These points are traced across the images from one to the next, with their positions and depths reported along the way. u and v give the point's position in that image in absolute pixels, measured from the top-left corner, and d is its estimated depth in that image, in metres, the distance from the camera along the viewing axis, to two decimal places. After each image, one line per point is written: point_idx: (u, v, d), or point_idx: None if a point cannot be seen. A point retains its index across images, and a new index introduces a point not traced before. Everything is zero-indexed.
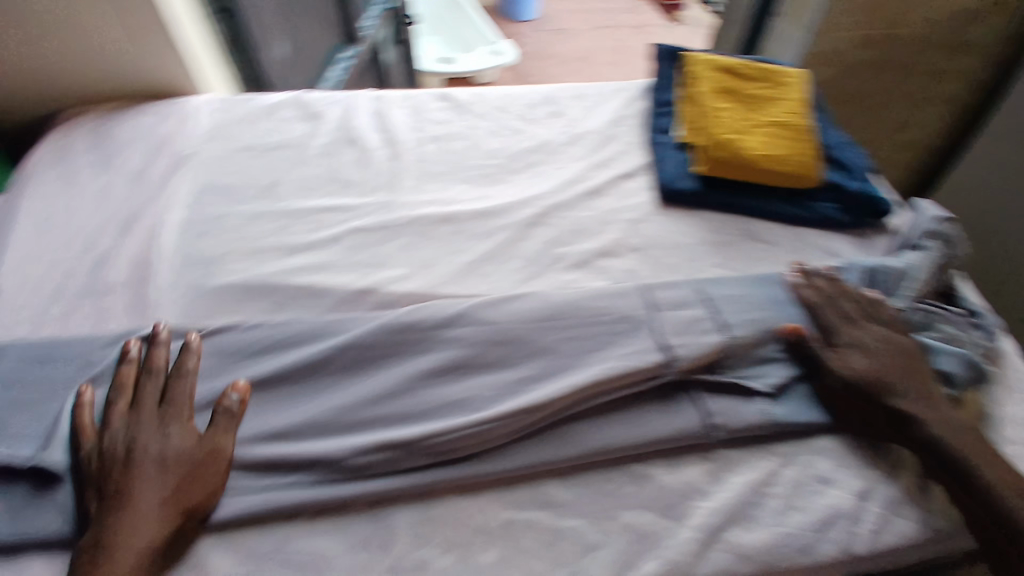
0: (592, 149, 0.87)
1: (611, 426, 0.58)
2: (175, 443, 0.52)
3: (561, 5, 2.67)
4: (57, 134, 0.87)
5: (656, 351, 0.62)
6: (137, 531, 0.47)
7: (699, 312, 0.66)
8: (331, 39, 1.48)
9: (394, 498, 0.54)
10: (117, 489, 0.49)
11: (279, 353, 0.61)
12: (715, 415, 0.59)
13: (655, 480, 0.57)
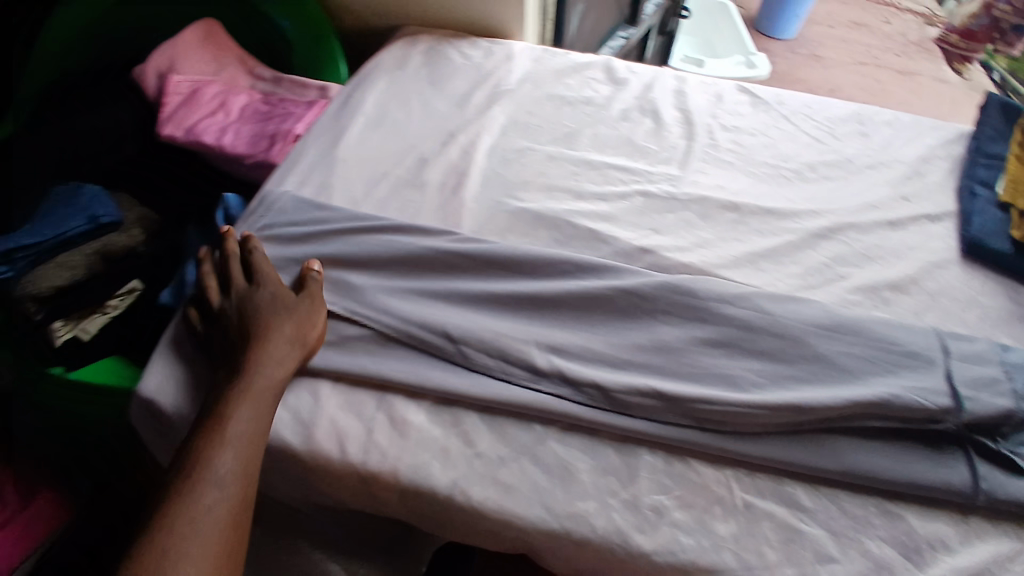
0: (894, 181, 0.83)
1: (874, 453, 0.57)
2: (282, 300, 0.61)
3: (839, 20, 2.47)
4: (397, 45, 0.99)
5: (948, 396, 0.58)
6: (274, 359, 0.57)
7: (997, 372, 0.60)
8: (615, 16, 1.51)
9: (644, 440, 0.58)
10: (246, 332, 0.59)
11: (566, 280, 0.67)
12: (982, 480, 0.55)
13: (906, 522, 0.55)
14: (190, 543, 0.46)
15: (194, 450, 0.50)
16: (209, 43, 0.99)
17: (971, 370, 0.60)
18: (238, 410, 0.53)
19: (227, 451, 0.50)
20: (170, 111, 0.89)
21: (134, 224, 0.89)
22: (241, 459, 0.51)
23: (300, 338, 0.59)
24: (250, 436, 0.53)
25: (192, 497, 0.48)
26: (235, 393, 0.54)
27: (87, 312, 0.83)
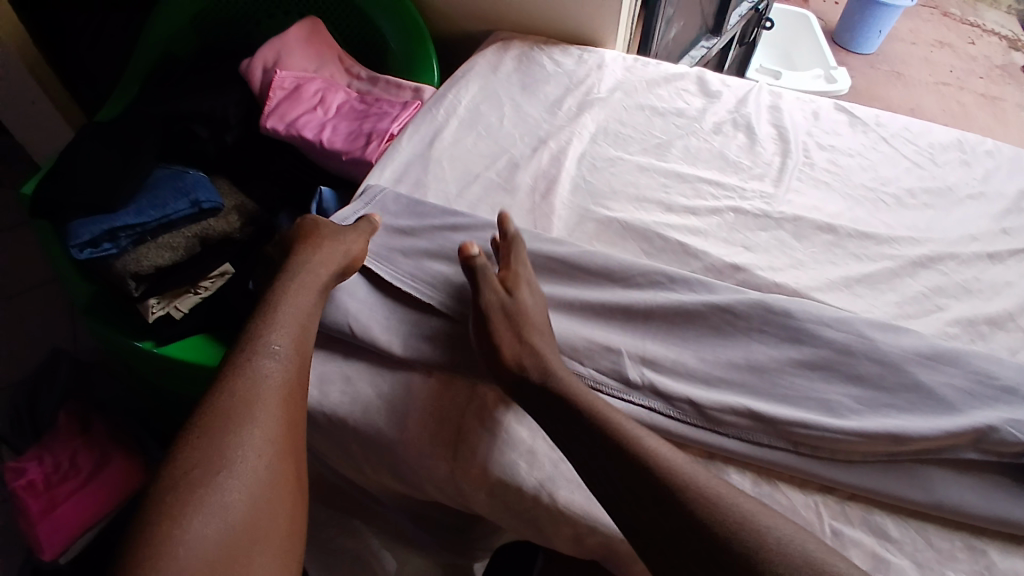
0: (996, 213, 0.80)
1: (965, 486, 0.56)
2: (324, 225, 0.68)
3: (925, 38, 2.38)
4: (491, 50, 1.01)
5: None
6: (314, 262, 0.63)
7: None
8: (699, 27, 1.50)
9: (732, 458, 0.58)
10: (300, 247, 0.66)
11: (658, 293, 0.67)
12: None
13: (988, 557, 0.54)
14: (254, 404, 0.50)
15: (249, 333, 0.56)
16: (312, 42, 1.03)
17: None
18: (285, 301, 0.60)
19: (279, 333, 0.56)
20: (274, 105, 0.93)
21: (232, 210, 0.93)
22: (292, 341, 0.56)
23: (339, 249, 0.65)
24: (298, 323, 0.58)
25: (249, 369, 0.53)
26: (286, 291, 0.61)
27: (180, 292, 0.90)
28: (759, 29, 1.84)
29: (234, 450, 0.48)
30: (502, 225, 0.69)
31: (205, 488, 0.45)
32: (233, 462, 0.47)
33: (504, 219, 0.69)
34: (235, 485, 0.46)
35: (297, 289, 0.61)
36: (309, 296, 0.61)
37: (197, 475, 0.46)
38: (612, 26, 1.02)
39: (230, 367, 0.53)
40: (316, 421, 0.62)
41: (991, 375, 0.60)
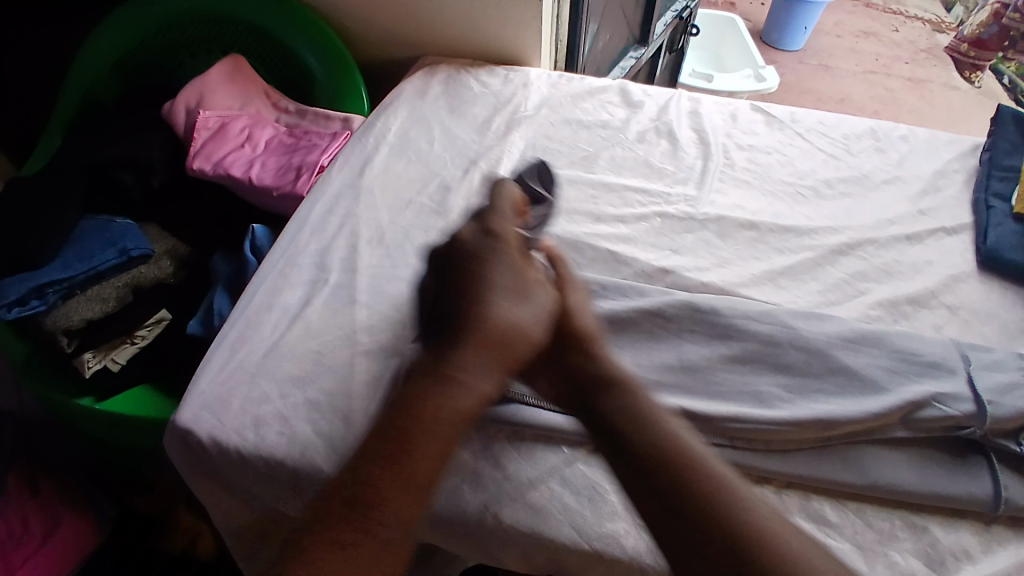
0: (910, 196, 0.84)
1: (897, 464, 0.58)
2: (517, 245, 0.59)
3: (848, 30, 2.50)
4: (417, 75, 1.02)
5: (970, 401, 0.59)
6: (505, 310, 0.53)
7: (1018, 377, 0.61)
8: (627, 38, 1.55)
9: None
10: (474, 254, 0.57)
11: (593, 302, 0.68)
12: (1005, 488, 0.57)
13: (929, 533, 0.56)
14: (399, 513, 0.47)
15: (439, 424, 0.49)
16: (235, 79, 1.02)
17: (992, 374, 0.61)
18: (467, 363, 0.50)
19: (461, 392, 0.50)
20: (199, 145, 0.92)
21: (163, 255, 0.92)
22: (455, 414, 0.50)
23: (537, 283, 0.57)
24: (477, 391, 0.50)
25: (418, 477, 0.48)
26: (466, 346, 0.51)
27: (115, 343, 0.87)
28: (686, 37, 1.91)
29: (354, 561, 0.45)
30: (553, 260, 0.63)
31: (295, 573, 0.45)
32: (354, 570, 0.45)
33: (553, 254, 0.63)
34: None
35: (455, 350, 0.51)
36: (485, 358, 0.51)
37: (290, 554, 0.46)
38: (535, 43, 1.03)
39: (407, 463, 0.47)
40: (254, 466, 0.61)
41: (912, 352, 0.63)
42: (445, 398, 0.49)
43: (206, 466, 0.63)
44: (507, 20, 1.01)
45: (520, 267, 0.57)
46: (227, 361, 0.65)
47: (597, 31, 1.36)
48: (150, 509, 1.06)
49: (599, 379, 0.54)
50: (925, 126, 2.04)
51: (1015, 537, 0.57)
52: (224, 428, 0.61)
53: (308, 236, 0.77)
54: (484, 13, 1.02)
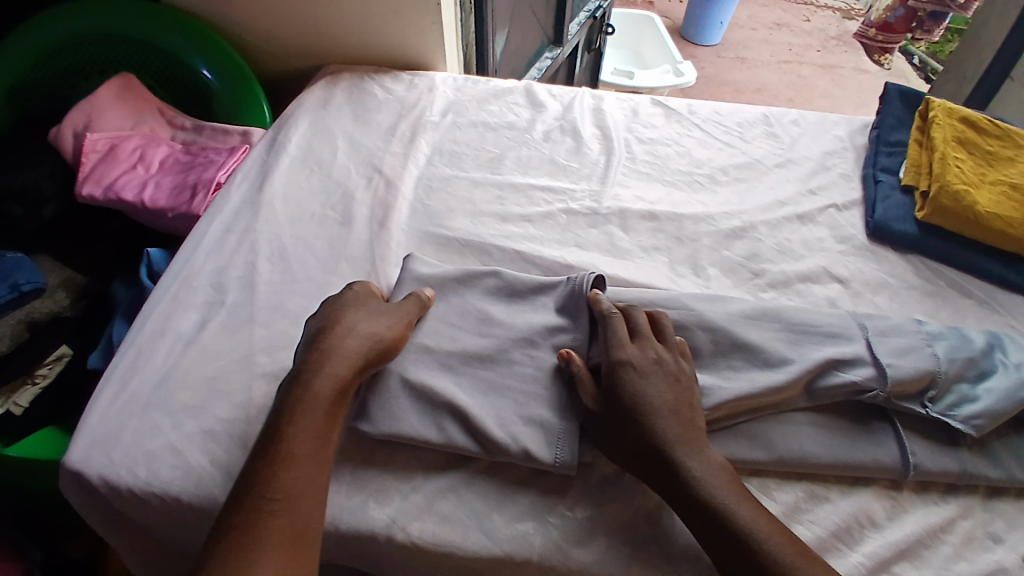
0: (802, 176, 0.87)
1: (813, 437, 0.60)
2: (356, 308, 0.62)
3: (758, 22, 2.61)
4: (319, 85, 1.00)
5: (870, 365, 0.62)
6: (330, 356, 0.57)
7: (909, 342, 0.64)
8: (541, 39, 1.56)
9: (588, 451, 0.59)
10: (324, 329, 0.60)
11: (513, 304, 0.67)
12: (912, 454, 0.60)
13: (831, 502, 0.59)
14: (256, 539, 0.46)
15: (272, 461, 0.50)
16: (126, 98, 0.98)
17: (892, 337, 0.65)
18: (298, 413, 0.53)
19: (314, 389, 0.55)
20: (88, 169, 0.87)
21: (58, 287, 0.87)
22: (302, 457, 0.51)
23: (372, 324, 0.61)
24: (309, 433, 0.52)
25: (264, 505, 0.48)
26: (298, 402, 0.54)
27: (17, 385, 0.83)
28: (603, 35, 1.95)
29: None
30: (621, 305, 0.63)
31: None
32: None
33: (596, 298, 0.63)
34: None
35: (309, 385, 0.55)
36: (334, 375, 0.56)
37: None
38: (438, 47, 1.03)
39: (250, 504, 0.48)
40: (149, 503, 0.57)
41: (805, 325, 0.65)
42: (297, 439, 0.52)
43: (103, 505, 0.60)
44: (407, 24, 1.01)
45: (368, 320, 0.61)
46: (116, 397, 0.62)
47: (508, 33, 1.37)
48: (81, 552, 1.02)
49: (716, 516, 0.50)
50: (837, 110, 2.15)
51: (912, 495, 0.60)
52: (115, 466, 0.58)
53: (201, 257, 0.74)
54: (383, 18, 1.01)
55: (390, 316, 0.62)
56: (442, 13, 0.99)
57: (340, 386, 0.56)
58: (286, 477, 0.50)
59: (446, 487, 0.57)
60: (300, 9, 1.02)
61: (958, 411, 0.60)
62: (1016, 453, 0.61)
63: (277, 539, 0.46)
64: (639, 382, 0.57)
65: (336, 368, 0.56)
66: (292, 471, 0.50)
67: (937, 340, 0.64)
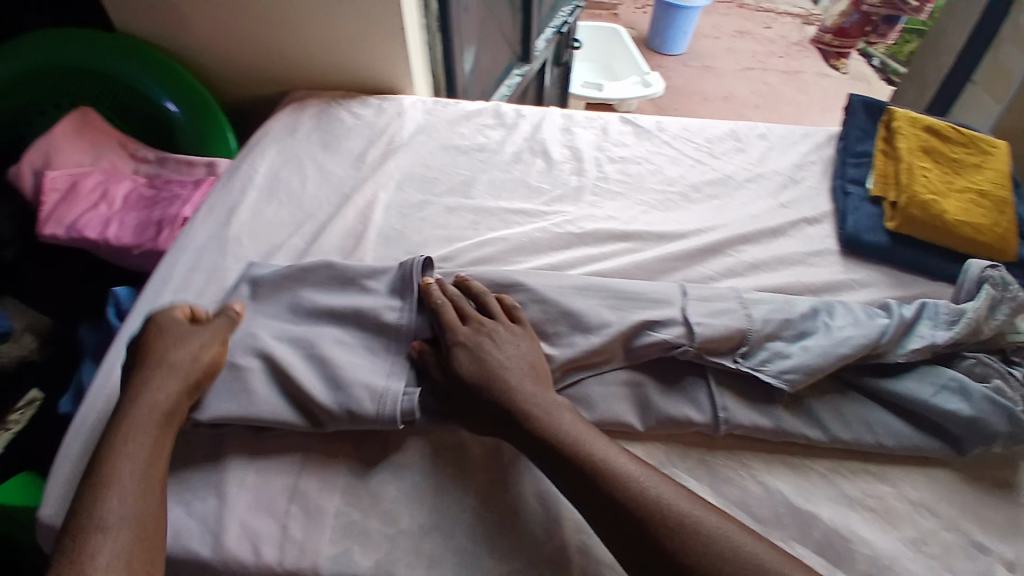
0: (773, 191, 0.89)
1: (677, 401, 0.62)
2: (168, 328, 0.59)
3: (722, 31, 2.66)
4: (286, 112, 0.98)
5: (681, 323, 0.63)
6: (148, 387, 0.55)
7: (787, 315, 0.67)
8: (510, 56, 1.57)
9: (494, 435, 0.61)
10: (145, 357, 0.57)
11: (346, 288, 0.67)
12: (785, 422, 0.63)
13: (820, 521, 0.59)
14: None
15: (86, 502, 0.47)
16: (85, 133, 0.95)
17: (770, 314, 0.66)
18: (120, 453, 0.50)
19: (138, 417, 0.53)
20: (48, 208, 0.83)
21: (23, 332, 0.85)
22: (135, 491, 0.49)
23: (187, 342, 0.58)
24: (137, 464, 0.50)
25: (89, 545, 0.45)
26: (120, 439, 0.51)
27: None
28: (570, 50, 1.97)
29: None
30: (469, 288, 0.66)
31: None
32: None
33: (466, 281, 0.67)
34: None
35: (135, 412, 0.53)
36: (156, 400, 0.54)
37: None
38: (405, 69, 1.02)
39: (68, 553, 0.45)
40: None
41: (778, 335, 0.65)
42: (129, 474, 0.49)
43: None
44: (371, 47, 1.00)
45: (173, 331, 0.59)
46: (83, 452, 0.59)
47: (476, 52, 1.37)
48: None
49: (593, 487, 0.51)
50: (802, 115, 2.20)
51: (785, 471, 0.62)
52: None
53: (167, 298, 0.71)
54: (346, 42, 0.99)
55: (209, 337, 0.59)
56: (408, 35, 0.98)
57: (171, 410, 0.54)
58: (121, 501, 0.48)
59: (431, 527, 0.56)
60: (261, 35, 1.00)
61: (770, 366, 0.63)
62: (839, 414, 0.64)
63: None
64: (483, 351, 0.59)
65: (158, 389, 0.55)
66: (125, 502, 0.48)
67: (815, 316, 0.68)
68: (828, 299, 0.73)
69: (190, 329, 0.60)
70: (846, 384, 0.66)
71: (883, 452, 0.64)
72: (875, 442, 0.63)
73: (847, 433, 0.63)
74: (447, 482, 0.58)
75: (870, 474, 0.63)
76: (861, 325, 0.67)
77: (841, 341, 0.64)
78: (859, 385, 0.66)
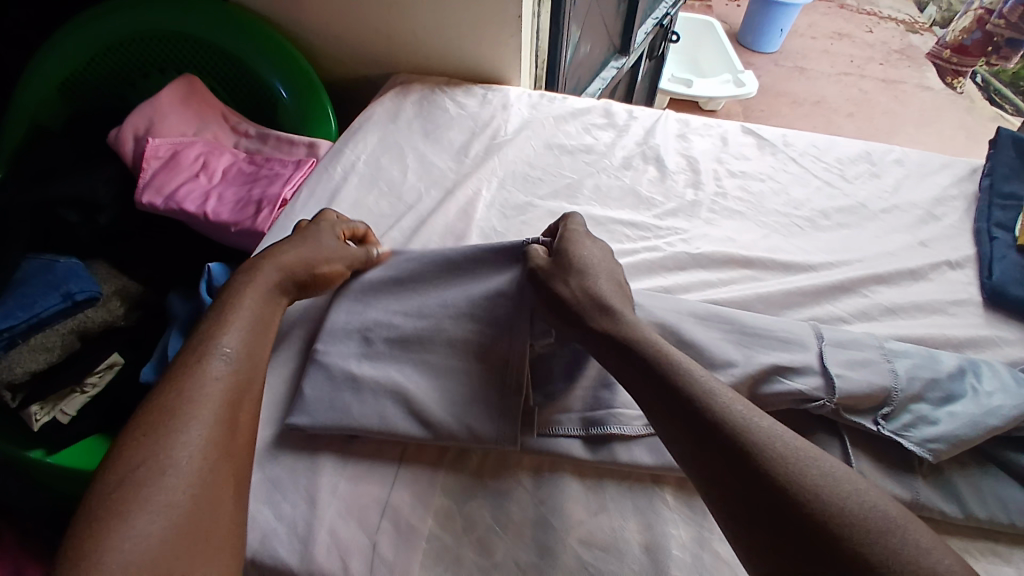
0: (910, 226, 0.81)
1: None
2: (318, 231, 0.66)
3: (822, 32, 2.48)
4: (388, 96, 0.95)
5: (817, 374, 0.58)
6: (278, 264, 0.60)
7: (938, 374, 0.60)
8: (607, 48, 1.50)
9: (600, 470, 0.58)
10: (288, 243, 0.64)
11: (459, 282, 0.65)
12: (921, 493, 0.56)
13: None
14: (181, 416, 0.46)
15: (202, 334, 0.52)
16: (189, 102, 0.94)
17: (914, 370, 0.59)
18: (241, 307, 0.55)
19: (230, 336, 0.52)
20: (149, 176, 0.83)
21: (112, 295, 0.83)
22: (246, 346, 0.53)
23: (322, 246, 0.64)
24: (251, 320, 0.55)
25: (198, 369, 0.49)
26: (245, 295, 0.56)
27: (64, 393, 0.77)
28: (666, 43, 1.87)
29: (174, 453, 0.44)
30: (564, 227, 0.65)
31: (136, 503, 0.41)
32: (170, 470, 0.43)
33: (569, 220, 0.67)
34: (175, 473, 0.43)
35: (227, 329, 0.53)
36: (256, 313, 0.56)
37: (125, 496, 0.41)
38: (515, 59, 0.97)
39: (176, 373, 0.49)
40: None
41: (921, 394, 0.58)
42: (250, 329, 0.54)
43: None
44: (482, 35, 0.95)
45: (318, 233, 0.66)
46: None
47: (577, 43, 1.31)
48: None
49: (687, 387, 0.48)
50: (905, 128, 2.03)
51: None
52: None
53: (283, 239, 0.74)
54: (456, 27, 0.95)
55: (342, 254, 0.66)
56: (523, 24, 0.94)
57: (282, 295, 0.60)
58: (202, 402, 0.47)
59: (527, 565, 0.52)
60: (371, 16, 0.97)
61: (912, 433, 0.56)
62: (976, 489, 0.57)
63: (209, 411, 0.47)
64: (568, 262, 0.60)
65: (253, 310, 0.56)
66: (238, 344, 0.52)
67: (963, 376, 0.60)
68: (970, 356, 0.65)
69: (327, 237, 0.66)
70: (983, 457, 0.59)
71: (1012, 531, 0.56)
72: (1005, 521, 0.55)
73: (980, 510, 0.56)
74: (545, 517, 0.54)
75: (998, 553, 0.56)
76: (1011, 394, 0.57)
77: (990, 410, 0.56)
78: (1003, 461, 0.57)
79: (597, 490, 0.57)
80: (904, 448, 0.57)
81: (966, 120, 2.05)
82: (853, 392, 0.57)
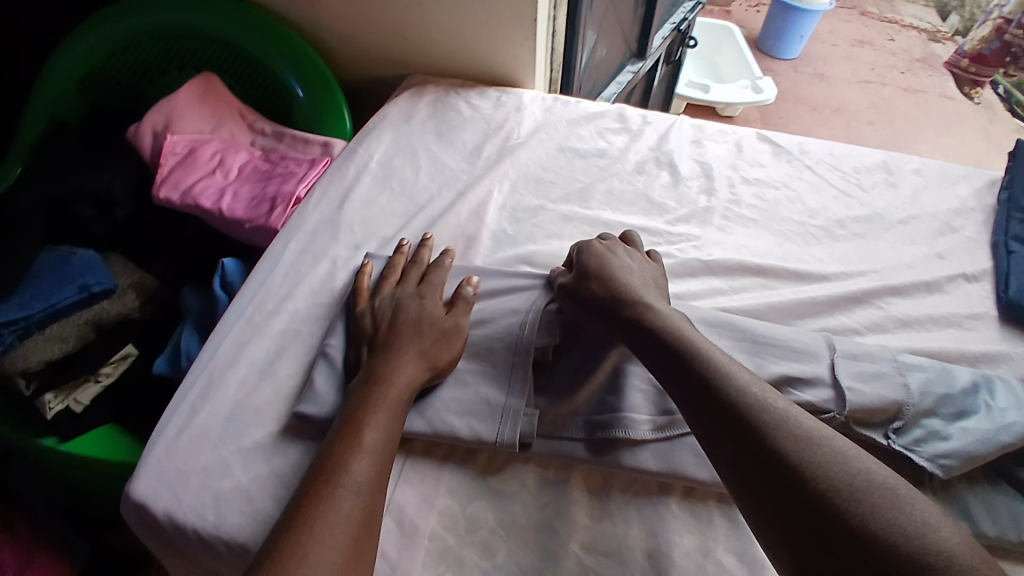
0: (928, 237, 0.80)
1: None
2: (416, 309, 0.61)
3: (843, 38, 2.45)
4: (403, 97, 0.95)
5: (827, 386, 0.57)
6: (406, 368, 0.56)
7: (954, 389, 0.59)
8: (624, 52, 1.49)
9: (603, 477, 0.57)
10: (386, 335, 0.59)
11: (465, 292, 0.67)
12: None
13: None
14: (309, 542, 0.44)
15: (333, 452, 0.50)
16: (207, 100, 0.96)
17: (928, 385, 0.58)
18: (371, 420, 0.52)
19: (361, 463, 0.49)
20: (166, 172, 0.84)
21: (128, 289, 0.82)
22: (375, 469, 0.49)
23: (434, 326, 0.60)
24: (385, 441, 0.51)
25: (331, 494, 0.47)
26: (373, 405, 0.53)
27: (78, 382, 0.78)
28: (683, 48, 1.87)
29: None
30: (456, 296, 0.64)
31: None
32: None
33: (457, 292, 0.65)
34: None
35: (357, 452, 0.50)
36: (386, 432, 0.52)
37: None
38: (529, 61, 0.97)
39: (307, 496, 0.47)
40: (213, 550, 0.53)
41: (936, 407, 0.57)
42: (373, 447, 0.50)
43: (165, 544, 0.56)
44: (498, 37, 0.96)
45: (430, 308, 0.62)
46: (183, 429, 0.58)
47: (594, 46, 1.30)
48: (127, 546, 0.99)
49: (785, 430, 0.45)
50: (927, 137, 2.00)
51: None
52: (181, 506, 0.54)
53: (297, 242, 0.74)
54: (472, 29, 0.96)
55: (448, 324, 0.61)
56: (538, 27, 0.94)
57: (407, 408, 0.55)
58: (327, 539, 0.44)
59: (528, 568, 0.52)
60: (387, 18, 0.98)
61: (924, 448, 0.55)
62: (990, 509, 0.55)
63: (333, 538, 0.45)
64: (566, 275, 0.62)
65: (383, 429, 0.52)
66: (365, 463, 0.49)
67: (980, 391, 0.59)
68: (986, 371, 0.64)
69: (432, 312, 0.61)
70: (996, 475, 0.57)
71: None
72: (1021, 542, 0.54)
73: (995, 531, 0.54)
74: (547, 525, 0.54)
75: None
76: None
77: (1005, 427, 0.55)
78: (1016, 479, 0.56)
79: (602, 500, 0.56)
80: (915, 464, 0.56)
81: (988, 128, 2.02)
82: (864, 404, 0.56)
